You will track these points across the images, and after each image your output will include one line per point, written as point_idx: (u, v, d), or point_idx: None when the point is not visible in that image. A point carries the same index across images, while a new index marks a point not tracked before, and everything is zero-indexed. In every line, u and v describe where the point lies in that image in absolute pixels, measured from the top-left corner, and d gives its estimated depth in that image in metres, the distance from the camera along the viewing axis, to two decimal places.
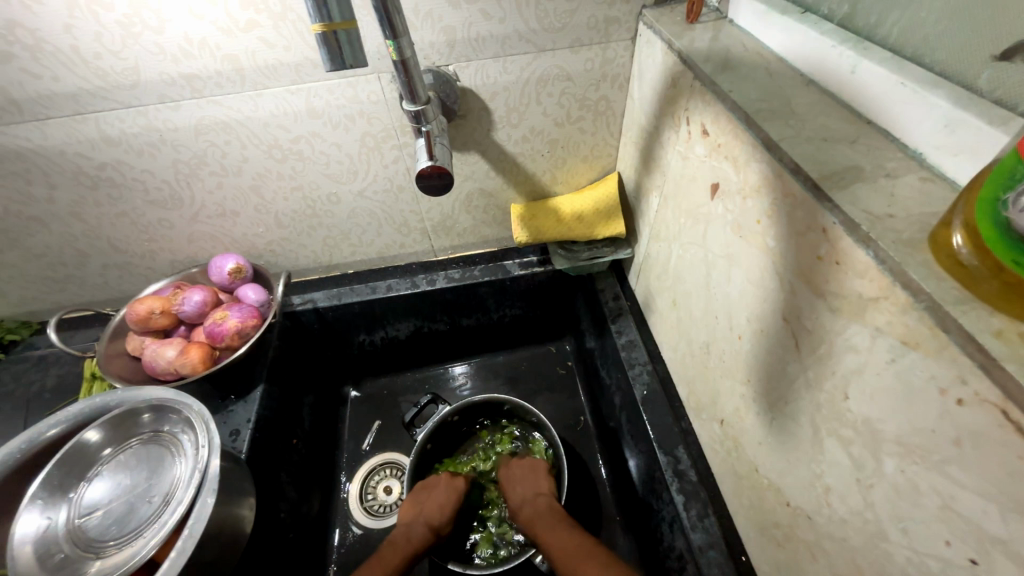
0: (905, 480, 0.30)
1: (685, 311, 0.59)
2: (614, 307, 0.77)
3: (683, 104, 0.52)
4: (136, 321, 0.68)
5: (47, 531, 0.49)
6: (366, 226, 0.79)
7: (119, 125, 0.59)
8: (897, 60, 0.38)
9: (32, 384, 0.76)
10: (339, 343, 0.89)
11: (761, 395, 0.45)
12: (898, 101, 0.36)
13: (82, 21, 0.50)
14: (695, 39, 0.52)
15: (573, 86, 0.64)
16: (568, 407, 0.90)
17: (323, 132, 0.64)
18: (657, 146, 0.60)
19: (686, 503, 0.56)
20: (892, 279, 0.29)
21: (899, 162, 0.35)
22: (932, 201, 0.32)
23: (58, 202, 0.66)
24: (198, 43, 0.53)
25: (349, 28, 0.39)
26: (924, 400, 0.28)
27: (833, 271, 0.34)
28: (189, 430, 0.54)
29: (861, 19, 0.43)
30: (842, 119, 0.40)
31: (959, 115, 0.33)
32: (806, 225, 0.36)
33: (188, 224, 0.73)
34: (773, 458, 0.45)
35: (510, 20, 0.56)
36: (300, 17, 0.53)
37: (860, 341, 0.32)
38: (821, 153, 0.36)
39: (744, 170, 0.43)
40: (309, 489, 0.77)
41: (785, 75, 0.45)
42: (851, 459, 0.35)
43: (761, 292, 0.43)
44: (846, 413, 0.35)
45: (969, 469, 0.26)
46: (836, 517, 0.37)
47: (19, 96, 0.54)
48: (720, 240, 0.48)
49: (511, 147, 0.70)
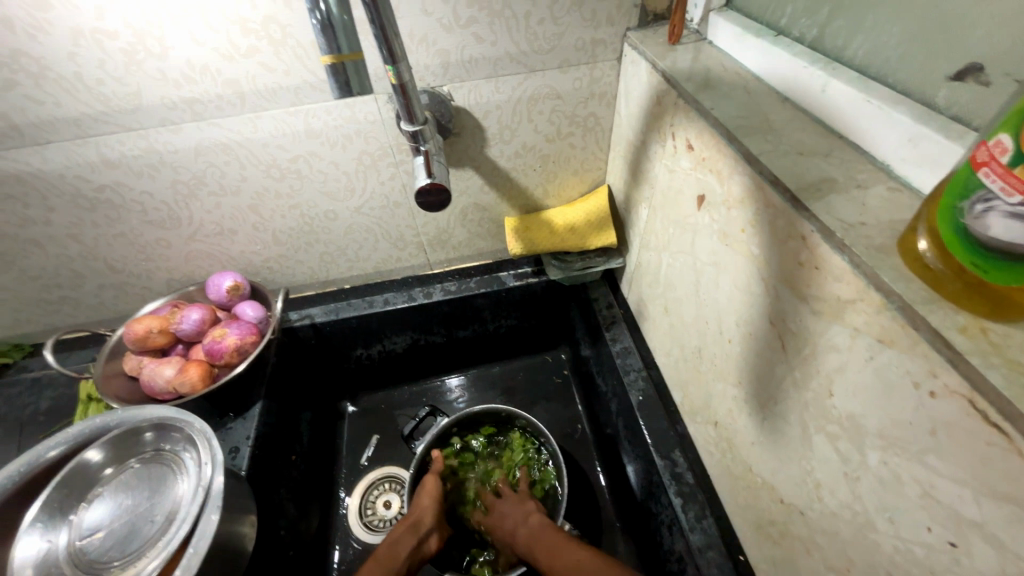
0: (888, 471, 0.32)
1: (677, 317, 0.61)
2: (608, 315, 0.79)
3: (668, 120, 0.54)
4: (134, 340, 0.68)
5: (47, 553, 0.49)
6: (363, 241, 0.81)
7: (120, 148, 0.60)
8: (864, 79, 0.41)
9: (25, 408, 0.75)
10: (337, 358, 0.89)
11: (751, 396, 0.47)
12: (866, 117, 0.39)
13: (86, 49, 0.51)
14: (677, 59, 0.55)
15: (563, 103, 0.67)
16: (565, 415, 0.91)
17: (321, 151, 0.66)
18: (644, 159, 0.63)
19: (684, 506, 0.57)
20: (866, 282, 0.31)
21: (869, 173, 0.38)
22: (899, 209, 0.35)
23: (56, 224, 0.67)
24: (199, 69, 0.55)
25: (356, 58, 0.41)
26: (900, 394, 0.30)
27: (813, 275, 0.36)
28: (192, 448, 0.54)
29: (830, 42, 0.46)
30: (816, 133, 0.42)
31: (921, 129, 0.35)
32: (787, 233, 0.38)
33: (185, 243, 0.74)
34: (766, 457, 0.46)
35: (502, 42, 0.58)
36: (300, 43, 0.55)
37: (841, 341, 0.34)
38: (798, 165, 0.39)
39: (727, 183, 0.45)
40: (308, 505, 0.76)
41: (762, 93, 0.48)
42: (838, 453, 0.37)
43: (748, 297, 0.45)
44: (831, 410, 0.37)
45: (945, 458, 0.28)
46: (827, 511, 0.39)
47: (21, 122, 0.55)
48: (707, 248, 0.51)
49: (503, 163, 0.73)
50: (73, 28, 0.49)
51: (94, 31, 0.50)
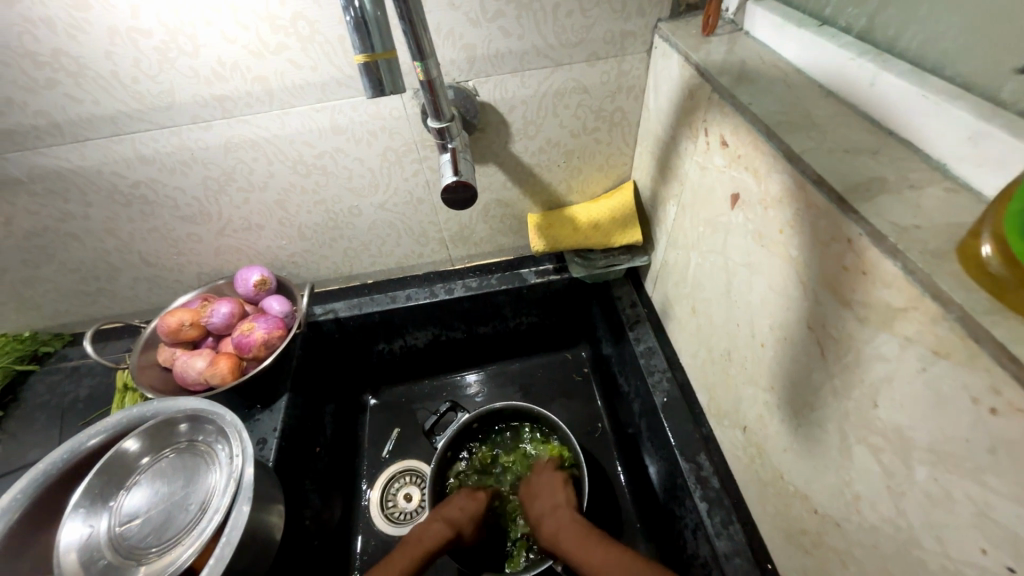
0: (938, 488, 0.31)
1: (705, 318, 0.59)
2: (631, 314, 0.78)
3: (700, 115, 0.53)
4: (167, 332, 0.70)
5: (90, 538, 0.51)
6: (386, 236, 0.81)
7: (153, 145, 0.61)
8: (918, 72, 0.39)
9: (65, 395, 0.78)
10: (359, 352, 0.90)
11: (785, 402, 0.46)
12: (920, 113, 0.37)
13: (122, 48, 0.52)
14: (712, 51, 0.53)
15: (589, 98, 0.65)
16: (585, 414, 0.91)
17: (346, 147, 0.66)
18: (673, 155, 0.61)
19: (709, 510, 0.56)
20: (921, 289, 0.30)
21: (923, 173, 0.36)
22: (957, 212, 0.33)
23: (93, 218, 0.69)
24: (230, 66, 0.55)
25: (389, 57, 0.40)
26: (956, 409, 0.29)
27: (859, 280, 0.34)
28: (223, 440, 0.55)
29: (880, 32, 0.43)
30: (863, 130, 0.40)
31: (982, 126, 0.33)
32: (831, 235, 0.36)
33: (214, 238, 0.76)
34: (799, 465, 0.45)
35: (529, 36, 0.57)
36: (327, 39, 0.55)
37: (889, 350, 0.33)
38: (844, 164, 0.37)
39: (765, 182, 0.43)
40: (331, 495, 0.78)
41: (804, 87, 0.46)
42: (882, 466, 0.35)
43: (784, 300, 0.43)
44: (875, 421, 0.35)
45: (1004, 478, 0.27)
46: (867, 525, 0.38)
47: (60, 120, 0.57)
48: (741, 248, 0.49)
49: (527, 158, 0.72)
50: (111, 27, 0.50)
51: (130, 30, 0.51)
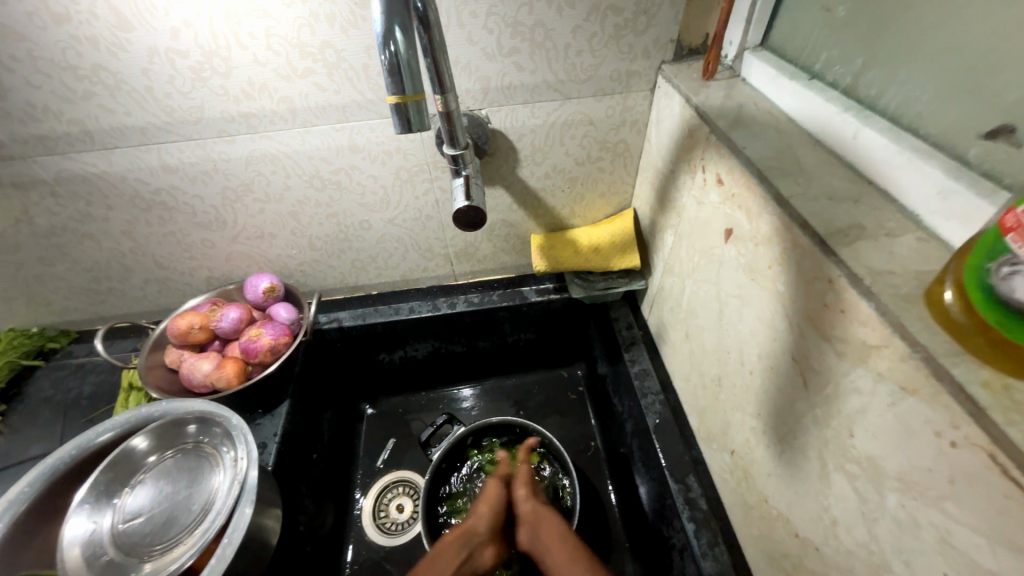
0: (906, 514, 0.33)
1: (698, 343, 0.62)
2: (627, 336, 0.80)
3: (699, 153, 0.56)
4: (176, 334, 0.72)
5: (94, 534, 0.52)
6: (394, 250, 0.84)
7: (178, 155, 0.64)
8: (895, 129, 0.42)
9: (69, 391, 0.80)
10: (360, 361, 0.92)
11: (770, 428, 0.48)
12: (896, 168, 0.41)
13: (159, 66, 0.55)
14: (710, 95, 0.57)
15: (594, 129, 0.69)
16: (578, 432, 0.92)
17: (361, 165, 0.70)
18: (672, 188, 0.64)
19: (696, 532, 0.58)
20: (891, 330, 0.33)
21: (898, 222, 0.39)
22: (926, 260, 0.36)
23: (113, 221, 0.71)
24: (258, 86, 0.59)
25: (418, 99, 0.43)
26: (920, 441, 0.31)
27: (838, 318, 0.37)
28: (228, 442, 0.57)
29: (863, 90, 0.47)
30: (847, 179, 0.44)
31: (950, 184, 0.37)
32: (813, 274, 0.39)
33: (228, 245, 0.78)
34: (783, 490, 0.47)
35: (541, 71, 0.61)
36: (352, 67, 0.59)
37: (864, 384, 0.36)
38: (827, 210, 0.40)
39: (756, 220, 0.47)
40: (325, 503, 0.79)
41: (793, 134, 0.50)
42: (856, 493, 0.37)
43: (771, 332, 0.46)
44: (851, 450, 0.38)
45: (963, 506, 0.29)
46: (843, 549, 0.39)
47: (92, 128, 0.60)
48: (733, 280, 0.52)
49: (534, 183, 0.75)
50: (150, 47, 0.54)
51: (168, 50, 0.54)
